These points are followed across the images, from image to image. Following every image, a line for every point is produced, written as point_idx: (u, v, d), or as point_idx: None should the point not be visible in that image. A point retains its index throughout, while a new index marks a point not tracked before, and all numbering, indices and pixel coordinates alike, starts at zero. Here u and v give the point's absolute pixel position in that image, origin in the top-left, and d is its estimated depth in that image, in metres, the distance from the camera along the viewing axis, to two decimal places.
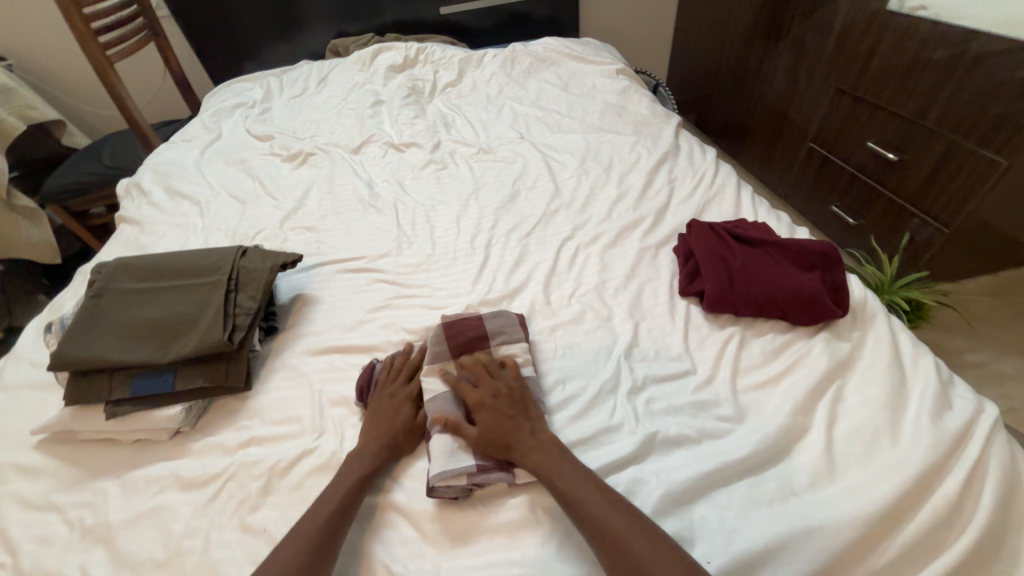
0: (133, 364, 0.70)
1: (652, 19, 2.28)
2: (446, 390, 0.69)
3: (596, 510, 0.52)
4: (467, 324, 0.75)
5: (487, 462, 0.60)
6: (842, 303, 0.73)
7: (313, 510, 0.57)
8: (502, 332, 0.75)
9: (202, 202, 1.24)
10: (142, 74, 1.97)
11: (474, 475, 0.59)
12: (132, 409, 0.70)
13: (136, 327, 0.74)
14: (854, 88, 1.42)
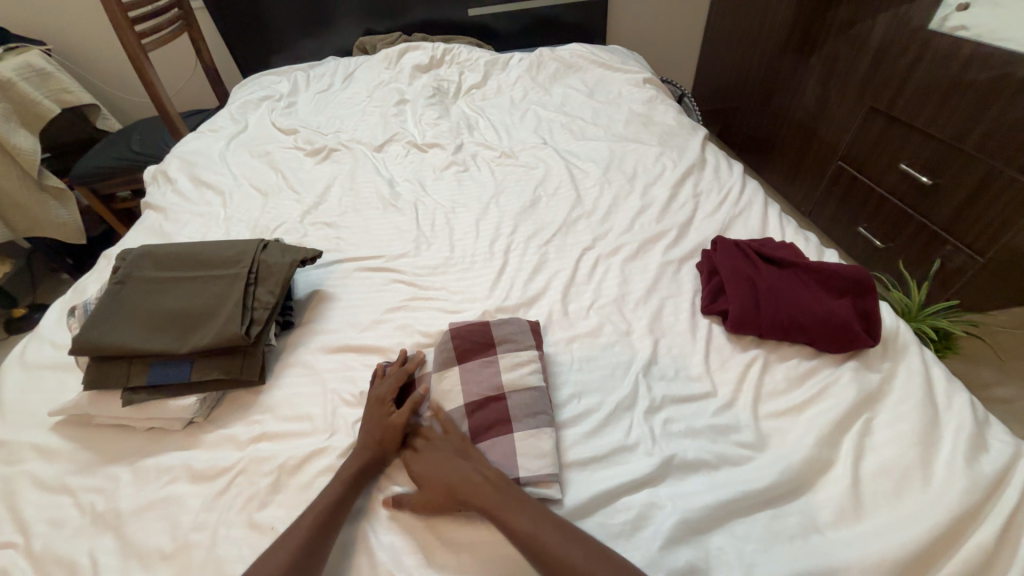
0: (151, 352, 0.71)
1: (681, 28, 2.25)
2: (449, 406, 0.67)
3: (558, 554, 0.49)
4: (476, 331, 0.75)
5: None
6: (873, 332, 0.70)
7: (303, 514, 0.57)
8: (510, 339, 0.73)
9: (226, 192, 1.25)
10: (174, 63, 2.01)
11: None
12: (149, 397, 0.70)
13: (156, 315, 0.75)
14: (888, 107, 1.38)
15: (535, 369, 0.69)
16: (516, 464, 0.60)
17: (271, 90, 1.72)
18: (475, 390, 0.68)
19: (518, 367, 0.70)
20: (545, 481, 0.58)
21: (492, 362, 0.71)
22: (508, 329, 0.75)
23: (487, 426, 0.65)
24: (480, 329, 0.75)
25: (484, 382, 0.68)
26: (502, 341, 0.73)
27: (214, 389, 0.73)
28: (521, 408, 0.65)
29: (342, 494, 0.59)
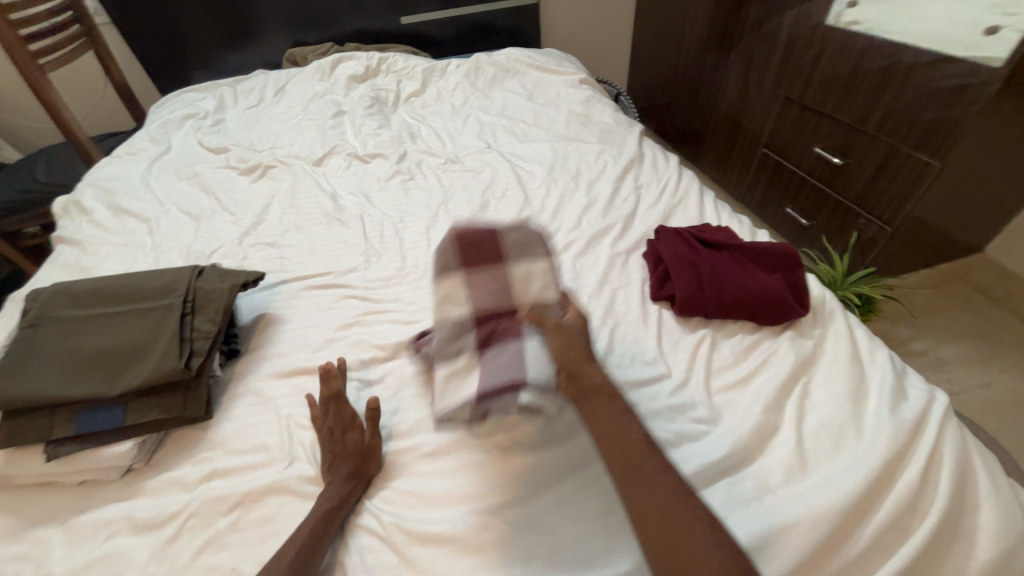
0: (76, 399, 0.64)
1: (610, 30, 2.35)
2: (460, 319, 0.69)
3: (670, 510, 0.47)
4: (483, 240, 0.74)
5: (488, 389, 0.61)
6: (804, 302, 0.77)
7: (283, 548, 0.55)
8: (520, 250, 0.74)
9: (152, 219, 1.17)
10: (80, 84, 1.85)
11: (476, 403, 0.62)
12: (76, 447, 0.64)
13: (79, 357, 0.68)
14: (800, 97, 1.51)
15: (546, 286, 0.70)
16: (524, 367, 0.60)
17: (195, 108, 1.62)
18: (485, 300, 0.69)
19: (531, 281, 0.70)
20: (545, 391, 0.60)
21: (502, 275, 0.71)
22: (515, 240, 0.75)
23: (496, 334, 0.66)
24: (487, 237, 0.74)
25: (494, 293, 0.70)
26: (513, 251, 0.73)
27: (155, 430, 0.67)
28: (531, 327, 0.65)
29: (322, 523, 0.57)
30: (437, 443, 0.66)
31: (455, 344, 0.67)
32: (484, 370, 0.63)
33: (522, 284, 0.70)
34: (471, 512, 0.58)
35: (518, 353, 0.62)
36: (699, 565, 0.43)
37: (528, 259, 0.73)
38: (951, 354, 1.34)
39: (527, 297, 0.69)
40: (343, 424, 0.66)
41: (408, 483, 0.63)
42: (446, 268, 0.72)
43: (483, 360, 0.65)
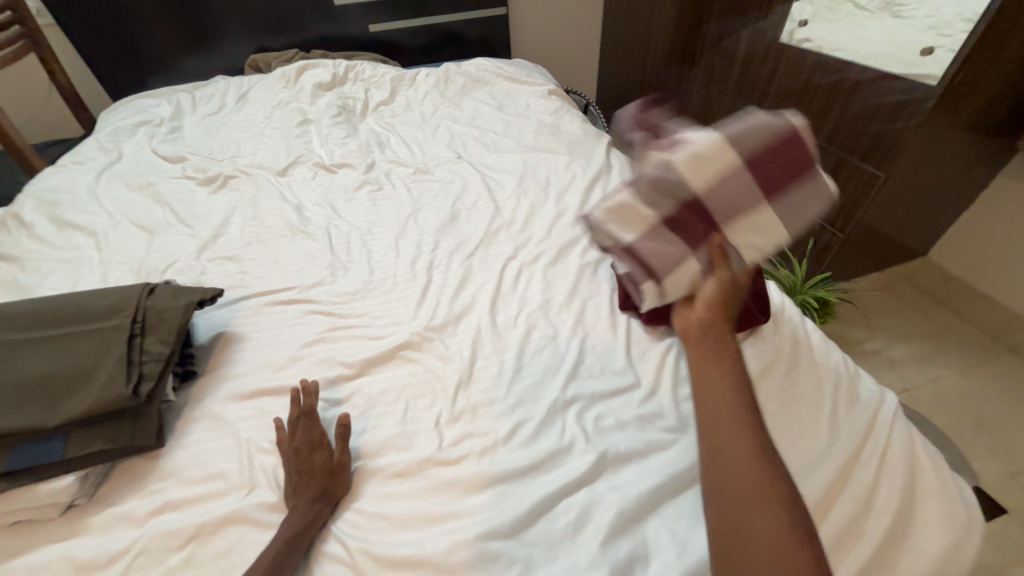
0: (8, 432, 0.59)
1: (578, 42, 2.40)
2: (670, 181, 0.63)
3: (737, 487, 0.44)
4: (782, 151, 0.60)
5: (636, 253, 0.70)
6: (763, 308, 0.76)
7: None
8: (793, 198, 0.61)
9: (100, 233, 1.10)
10: (20, 88, 1.74)
11: (621, 245, 0.71)
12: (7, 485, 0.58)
13: (12, 386, 0.63)
14: (758, 110, 1.58)
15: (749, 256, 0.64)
16: (669, 273, 0.68)
17: (149, 115, 1.55)
18: (721, 199, 0.62)
19: (748, 233, 0.63)
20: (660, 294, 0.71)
21: (751, 195, 0.61)
22: (800, 199, 0.61)
23: (679, 227, 0.66)
24: (797, 154, 0.60)
25: (725, 206, 0.62)
26: (791, 188, 0.61)
27: (98, 462, 0.63)
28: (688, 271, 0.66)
29: (285, 551, 0.55)
30: (406, 462, 0.65)
31: (653, 199, 0.66)
32: (643, 241, 0.68)
33: (737, 227, 0.63)
34: (441, 532, 0.57)
35: (677, 267, 0.66)
36: (751, 546, 0.41)
37: (780, 228, 0.62)
38: (902, 353, 1.41)
39: (734, 223, 0.63)
40: (312, 444, 0.64)
41: (376, 505, 0.61)
42: (742, 142, 0.61)
43: (648, 236, 0.68)
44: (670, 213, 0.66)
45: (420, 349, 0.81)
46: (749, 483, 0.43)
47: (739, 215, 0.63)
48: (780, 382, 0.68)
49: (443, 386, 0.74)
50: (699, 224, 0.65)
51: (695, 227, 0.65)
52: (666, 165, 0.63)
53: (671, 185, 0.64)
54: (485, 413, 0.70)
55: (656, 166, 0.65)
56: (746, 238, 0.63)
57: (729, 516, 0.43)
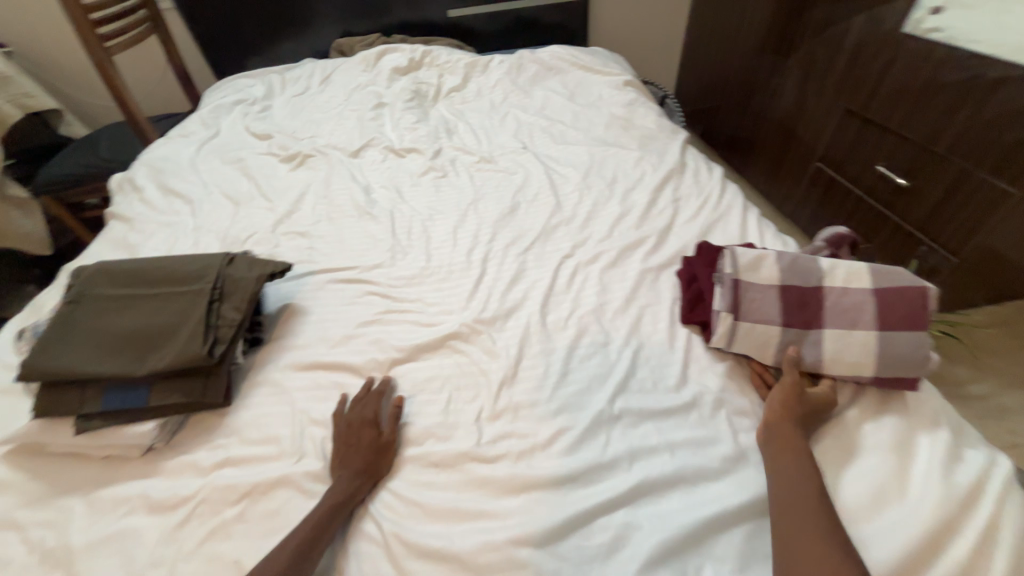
0: (106, 377, 0.67)
1: (661, 29, 2.26)
2: (805, 276, 0.68)
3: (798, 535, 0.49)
4: (903, 315, 0.62)
5: (745, 293, 0.69)
6: (816, 318, 0.66)
7: (286, 540, 0.55)
8: (898, 357, 0.61)
9: (195, 201, 1.21)
10: (143, 67, 1.95)
11: (737, 279, 0.70)
12: (103, 422, 0.67)
13: (113, 335, 0.71)
14: (863, 109, 1.39)
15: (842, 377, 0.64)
16: (765, 327, 0.67)
17: (244, 94, 1.67)
18: (837, 306, 0.65)
19: (842, 351, 0.63)
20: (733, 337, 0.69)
21: (856, 320, 0.64)
22: (902, 347, 0.61)
23: (796, 301, 0.67)
24: (914, 322, 0.62)
25: (835, 313, 0.65)
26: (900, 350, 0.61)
27: (174, 412, 0.69)
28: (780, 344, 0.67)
29: (326, 519, 0.57)
30: (444, 453, 0.65)
31: (793, 271, 0.69)
32: (757, 284, 0.69)
33: (836, 338, 0.64)
34: (473, 529, 0.57)
35: (766, 322, 0.67)
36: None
37: (871, 356, 0.61)
38: (1017, 402, 1.21)
39: (830, 323, 0.65)
40: (361, 422, 0.66)
41: (412, 490, 0.62)
42: (892, 277, 0.65)
43: (767, 288, 0.69)
44: (796, 287, 0.68)
45: (469, 341, 0.81)
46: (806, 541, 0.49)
47: (843, 329, 0.64)
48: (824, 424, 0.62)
49: (488, 381, 0.74)
50: (811, 311, 0.67)
51: (809, 310, 0.66)
52: (814, 261, 0.70)
53: (807, 274, 0.69)
54: (527, 415, 0.69)
55: (800, 255, 0.71)
56: (839, 350, 0.63)
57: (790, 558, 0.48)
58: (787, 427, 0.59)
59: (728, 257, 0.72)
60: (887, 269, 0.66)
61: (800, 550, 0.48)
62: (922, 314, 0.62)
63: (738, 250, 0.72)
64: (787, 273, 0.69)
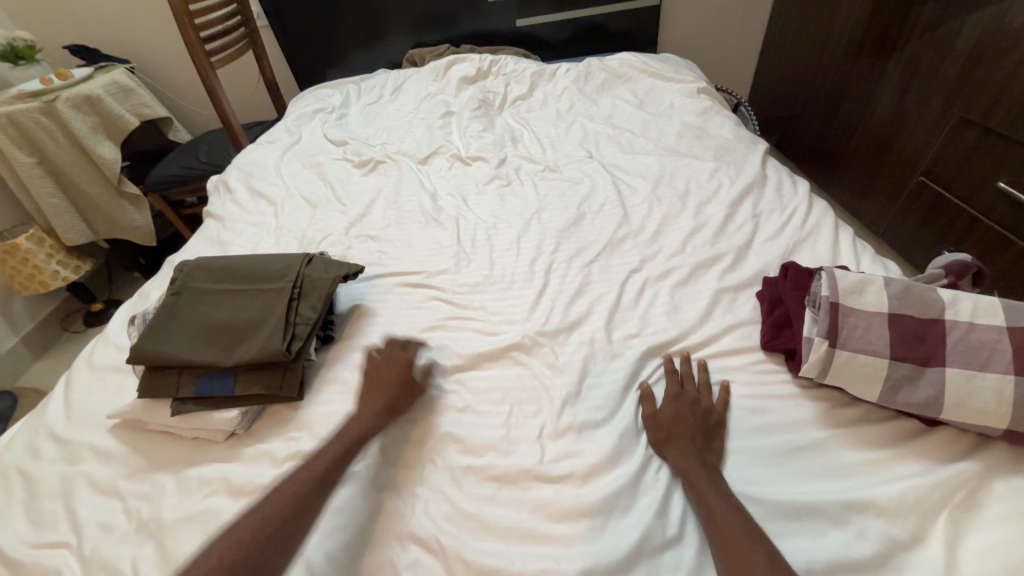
0: (200, 364, 0.73)
1: (738, 33, 2.14)
2: (920, 307, 0.60)
3: (716, 517, 0.54)
4: None
5: (847, 320, 0.61)
6: (935, 355, 0.58)
7: (313, 461, 0.63)
8: None
9: (278, 203, 1.30)
10: (238, 78, 2.14)
11: (836, 303, 0.63)
12: (196, 406, 0.72)
13: (207, 326, 0.78)
14: (982, 118, 1.23)
15: (965, 423, 0.56)
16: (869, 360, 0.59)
17: (324, 103, 1.78)
18: (962, 342, 0.57)
19: (967, 396, 0.55)
20: (828, 368, 0.61)
21: (985, 361, 0.55)
22: None
23: (910, 334, 0.59)
24: None
25: (960, 352, 0.56)
26: None
27: (255, 404, 0.74)
28: (890, 383, 0.59)
29: (348, 448, 0.65)
30: (505, 468, 0.64)
31: (906, 301, 0.61)
32: (861, 311, 0.61)
33: (959, 381, 0.55)
34: (534, 552, 0.56)
35: (870, 354, 0.59)
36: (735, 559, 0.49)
37: (1006, 405, 0.53)
38: None
39: (952, 362, 0.56)
40: (391, 366, 0.75)
41: (471, 503, 0.62)
42: None
43: (873, 317, 0.61)
44: (910, 319, 0.60)
45: (530, 353, 0.79)
46: (720, 523, 0.53)
47: (969, 370, 0.55)
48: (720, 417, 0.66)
49: (550, 396, 0.72)
50: (929, 346, 0.58)
51: (926, 345, 0.58)
52: (932, 291, 0.61)
53: (923, 305, 0.60)
54: (590, 436, 0.66)
55: (914, 283, 0.63)
56: (964, 395, 0.55)
57: (720, 542, 0.52)
58: (676, 424, 0.65)
59: (825, 279, 0.65)
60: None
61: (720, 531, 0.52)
62: None
63: (839, 273, 0.65)
64: (899, 302, 0.61)
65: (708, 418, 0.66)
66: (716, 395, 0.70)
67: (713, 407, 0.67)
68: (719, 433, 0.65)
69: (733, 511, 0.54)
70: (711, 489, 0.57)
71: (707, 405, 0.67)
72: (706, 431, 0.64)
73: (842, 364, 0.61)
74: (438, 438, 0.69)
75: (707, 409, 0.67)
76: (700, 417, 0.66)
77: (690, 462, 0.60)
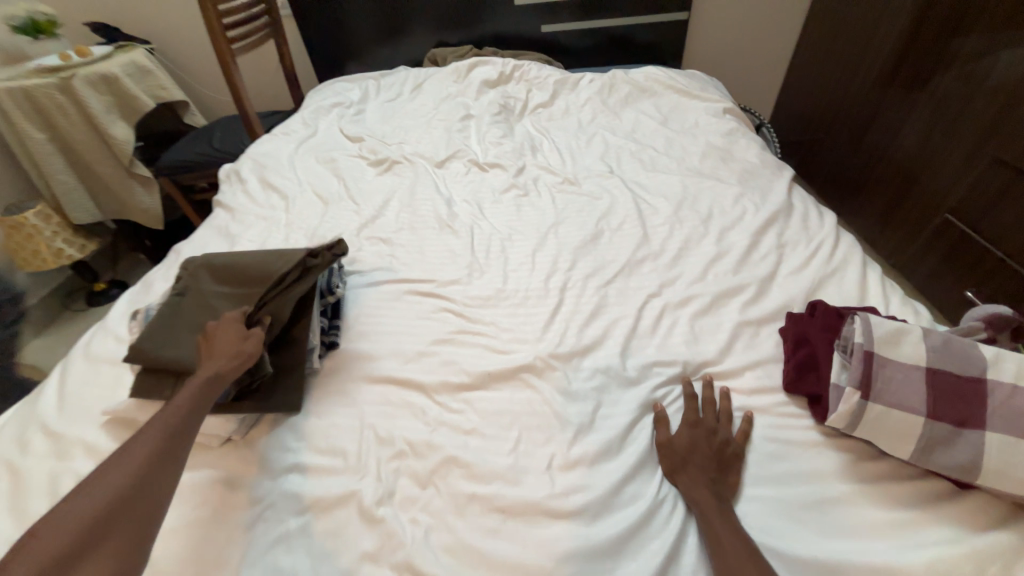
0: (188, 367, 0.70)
1: (765, 53, 2.11)
2: (960, 365, 0.57)
3: (732, 558, 0.51)
4: None
5: (880, 372, 0.58)
6: (977, 417, 0.54)
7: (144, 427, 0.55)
8: None
9: (290, 197, 1.28)
10: (258, 66, 2.12)
11: (871, 352, 0.60)
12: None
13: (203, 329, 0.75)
14: (1017, 159, 1.20)
15: (1004, 492, 0.52)
16: (903, 417, 0.56)
17: (342, 97, 1.76)
18: (1008, 405, 0.53)
19: (1011, 464, 0.51)
20: (857, 421, 0.58)
21: None
22: None
23: (950, 392, 0.56)
24: None
25: (1005, 415, 0.53)
26: None
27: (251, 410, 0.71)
28: (926, 442, 0.55)
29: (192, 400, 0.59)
30: (512, 500, 0.61)
31: (946, 356, 0.58)
32: (896, 362, 0.58)
33: (1002, 446, 0.52)
34: None
35: (905, 409, 0.56)
36: None
37: None
38: None
39: (997, 426, 0.53)
40: (230, 322, 0.71)
41: (474, 535, 0.59)
42: None
43: (909, 371, 0.58)
44: (949, 376, 0.56)
45: (542, 376, 0.76)
46: (735, 564, 0.51)
47: (1015, 436, 0.52)
48: (737, 450, 0.64)
49: (561, 424, 0.69)
50: (972, 406, 0.54)
51: (968, 404, 0.55)
52: (973, 346, 0.58)
53: (964, 360, 0.57)
54: (600, 471, 0.64)
55: (952, 336, 0.60)
56: (1006, 462, 0.52)
57: None
58: (693, 455, 0.63)
59: (858, 325, 0.62)
60: None
61: (735, 574, 0.50)
62: None
63: (876, 320, 0.62)
64: (938, 356, 0.58)
65: (725, 449, 0.64)
66: (737, 426, 0.68)
67: (732, 441, 0.65)
68: (737, 468, 0.63)
69: (750, 556, 0.51)
70: (727, 529, 0.54)
71: (727, 435, 0.65)
72: (723, 465, 0.62)
73: (874, 418, 0.58)
74: (442, 461, 0.66)
75: (724, 441, 0.65)
76: (718, 450, 0.63)
77: (705, 498, 0.58)
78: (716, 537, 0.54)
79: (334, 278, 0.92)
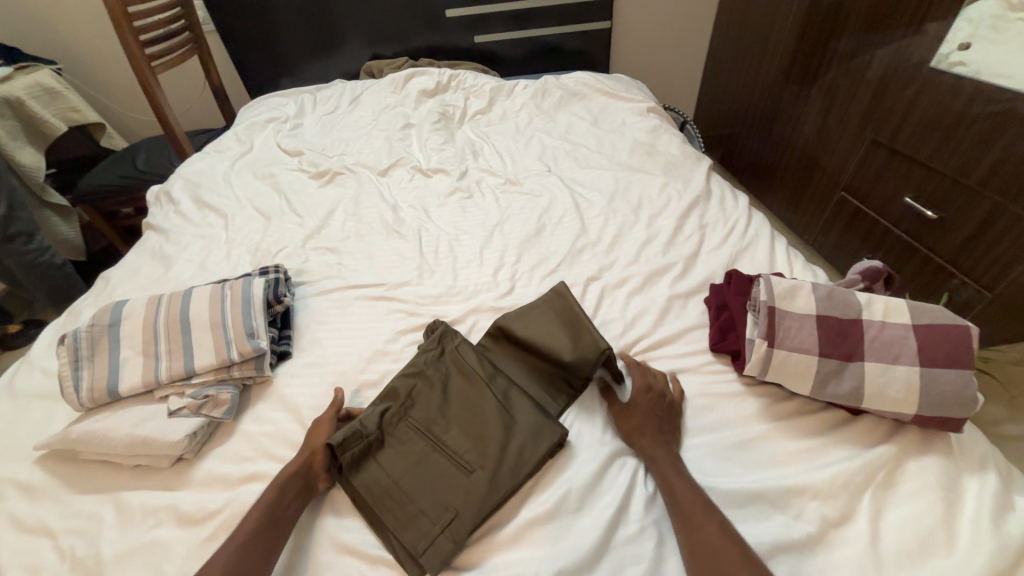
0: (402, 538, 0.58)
1: (682, 57, 2.29)
2: (842, 310, 0.68)
3: (681, 497, 0.58)
4: (946, 350, 0.61)
5: (781, 324, 0.68)
6: (855, 352, 0.65)
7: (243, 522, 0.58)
8: (940, 396, 0.60)
9: (227, 214, 1.25)
10: (182, 83, 2.04)
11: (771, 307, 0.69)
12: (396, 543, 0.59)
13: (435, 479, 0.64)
14: (891, 141, 1.39)
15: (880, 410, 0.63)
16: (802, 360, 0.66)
17: (277, 112, 1.73)
18: (878, 339, 0.65)
19: (884, 388, 0.62)
20: (767, 366, 0.67)
21: (896, 355, 0.63)
22: (945, 385, 0.60)
23: (838, 334, 0.66)
24: (958, 358, 0.61)
25: (876, 347, 0.64)
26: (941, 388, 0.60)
27: (218, 414, 0.73)
28: (822, 378, 0.65)
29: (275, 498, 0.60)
30: None
31: (831, 304, 0.68)
32: (794, 313, 0.68)
33: (876, 374, 0.63)
34: (505, 559, 0.57)
35: (802, 352, 0.66)
36: (698, 533, 0.54)
37: (913, 394, 0.61)
38: None
39: (872, 358, 0.64)
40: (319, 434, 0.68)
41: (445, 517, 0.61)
42: (932, 314, 0.65)
43: (803, 320, 0.67)
44: (835, 321, 0.67)
45: None
46: (683, 502, 0.58)
47: (884, 363, 0.63)
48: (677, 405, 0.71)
49: None
50: (851, 343, 0.65)
51: (850, 341, 0.66)
52: (852, 294, 0.69)
53: (845, 306, 0.68)
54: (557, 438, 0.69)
55: (836, 287, 0.71)
56: (881, 386, 0.62)
57: (683, 521, 0.56)
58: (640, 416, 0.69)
59: (762, 285, 0.72)
60: (927, 306, 0.66)
61: (683, 509, 0.57)
62: (965, 352, 0.61)
63: (776, 280, 0.71)
64: (825, 304, 0.68)
65: (667, 407, 0.70)
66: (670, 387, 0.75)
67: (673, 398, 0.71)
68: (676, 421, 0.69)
69: (697, 496, 0.58)
70: (673, 472, 0.62)
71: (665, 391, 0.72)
72: (666, 421, 0.69)
73: (779, 362, 0.67)
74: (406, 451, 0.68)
75: (667, 400, 0.71)
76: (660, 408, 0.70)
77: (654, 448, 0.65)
78: (667, 481, 0.61)
79: (281, 288, 0.92)
